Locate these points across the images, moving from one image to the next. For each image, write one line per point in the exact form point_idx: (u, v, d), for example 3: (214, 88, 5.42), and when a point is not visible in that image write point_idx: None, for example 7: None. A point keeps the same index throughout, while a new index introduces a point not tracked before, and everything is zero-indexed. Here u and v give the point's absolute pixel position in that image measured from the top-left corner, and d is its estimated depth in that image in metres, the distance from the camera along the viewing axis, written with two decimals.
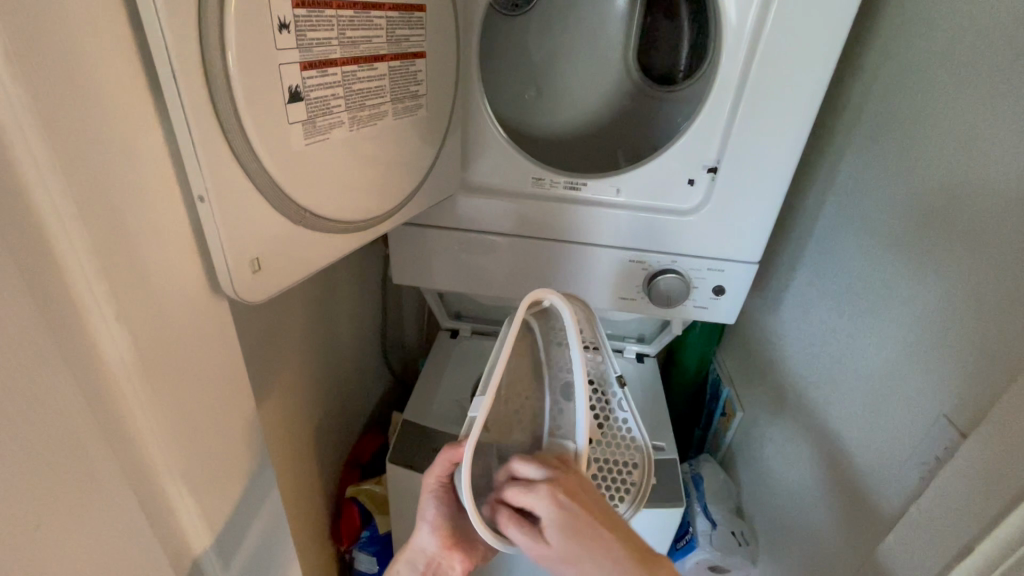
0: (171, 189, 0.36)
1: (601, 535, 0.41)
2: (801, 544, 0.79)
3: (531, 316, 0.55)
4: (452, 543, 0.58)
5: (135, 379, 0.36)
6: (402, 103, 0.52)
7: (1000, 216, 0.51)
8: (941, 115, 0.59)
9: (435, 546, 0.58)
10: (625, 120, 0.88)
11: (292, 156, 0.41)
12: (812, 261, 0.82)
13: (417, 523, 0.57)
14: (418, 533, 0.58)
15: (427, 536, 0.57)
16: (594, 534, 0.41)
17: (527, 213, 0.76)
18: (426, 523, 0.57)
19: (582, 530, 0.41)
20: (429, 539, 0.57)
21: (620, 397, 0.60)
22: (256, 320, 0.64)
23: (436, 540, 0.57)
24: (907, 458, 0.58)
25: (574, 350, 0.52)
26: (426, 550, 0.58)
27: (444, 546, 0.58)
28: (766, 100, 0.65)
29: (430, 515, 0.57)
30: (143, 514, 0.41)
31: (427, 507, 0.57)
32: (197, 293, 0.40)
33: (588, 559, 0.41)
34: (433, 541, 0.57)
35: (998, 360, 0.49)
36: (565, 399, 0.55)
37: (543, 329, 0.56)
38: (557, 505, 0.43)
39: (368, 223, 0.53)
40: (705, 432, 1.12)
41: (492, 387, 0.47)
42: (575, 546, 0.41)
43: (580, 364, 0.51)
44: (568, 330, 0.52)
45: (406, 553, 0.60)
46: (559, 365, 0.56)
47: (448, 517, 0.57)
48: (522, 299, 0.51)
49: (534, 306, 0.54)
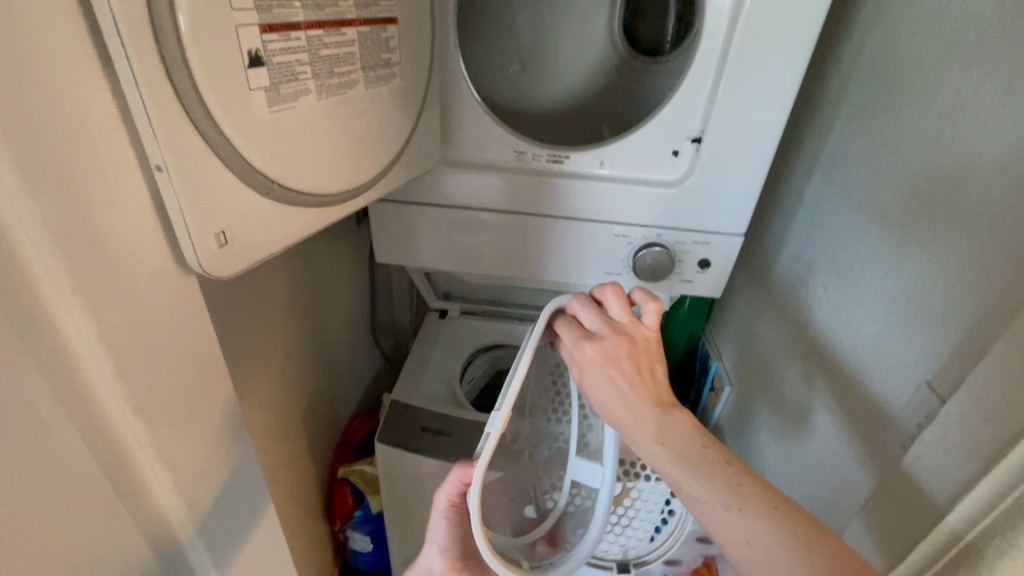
0: (128, 160, 0.35)
1: (624, 396, 0.43)
2: (794, 493, 0.78)
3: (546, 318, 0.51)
4: (459, 565, 0.56)
5: (100, 357, 0.35)
6: (373, 72, 0.51)
7: (981, 181, 0.50)
8: (926, 80, 0.58)
9: (442, 567, 0.56)
10: (611, 93, 0.86)
11: (256, 125, 0.40)
12: (798, 234, 0.81)
13: (425, 544, 0.56)
14: (426, 552, 0.56)
15: (435, 557, 0.56)
16: (619, 390, 0.44)
17: (511, 188, 0.75)
18: (435, 545, 0.56)
19: (610, 385, 0.44)
20: (438, 560, 0.56)
21: None
22: (231, 301, 0.63)
23: (444, 561, 0.56)
24: (891, 424, 0.59)
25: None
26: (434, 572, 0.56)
27: (452, 568, 0.56)
28: (750, 67, 0.63)
29: (439, 537, 0.56)
30: (117, 496, 0.41)
31: (437, 530, 0.56)
32: (162, 270, 0.38)
33: (605, 408, 0.45)
34: (441, 563, 0.56)
35: (981, 328, 0.49)
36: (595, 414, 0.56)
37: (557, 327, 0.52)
38: (594, 358, 0.45)
39: (343, 197, 0.52)
40: (693, 407, 1.13)
41: (507, 402, 0.44)
42: (601, 395, 0.44)
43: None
44: None
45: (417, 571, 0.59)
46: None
47: (457, 540, 0.56)
48: (547, 304, 0.48)
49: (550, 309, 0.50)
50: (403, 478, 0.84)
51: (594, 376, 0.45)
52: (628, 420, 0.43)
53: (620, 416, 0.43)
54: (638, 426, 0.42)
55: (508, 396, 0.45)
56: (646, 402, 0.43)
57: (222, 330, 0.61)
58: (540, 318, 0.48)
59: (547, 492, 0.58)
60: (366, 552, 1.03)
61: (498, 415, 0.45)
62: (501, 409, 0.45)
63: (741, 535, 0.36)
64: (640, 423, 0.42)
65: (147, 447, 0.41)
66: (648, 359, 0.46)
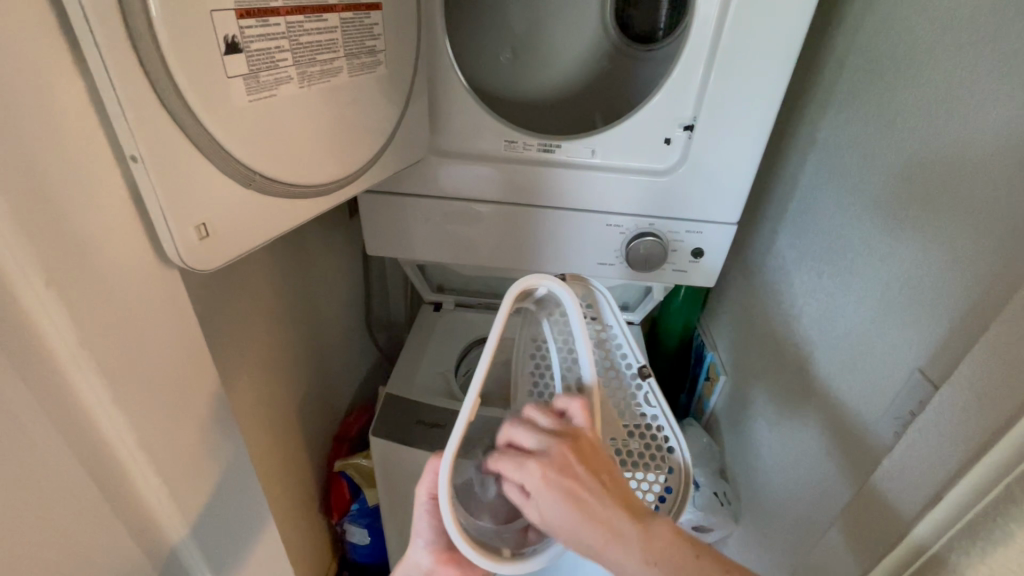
0: (102, 150, 0.34)
1: (589, 510, 0.39)
2: (785, 483, 0.78)
3: (527, 303, 0.54)
4: (446, 558, 0.57)
5: (79, 353, 0.35)
6: (357, 60, 0.50)
7: (976, 166, 0.50)
8: (920, 64, 0.57)
9: (429, 561, 0.57)
10: (603, 81, 0.85)
11: (236, 114, 0.39)
12: (792, 222, 0.81)
13: (411, 539, 0.57)
14: (411, 548, 0.58)
15: (421, 551, 0.57)
16: (583, 508, 0.39)
17: (503, 178, 0.74)
18: (420, 538, 0.57)
19: (572, 507, 0.39)
20: (424, 554, 0.57)
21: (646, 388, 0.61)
22: (215, 296, 0.62)
23: (431, 554, 0.57)
24: (884, 411, 0.58)
25: (579, 330, 0.50)
26: (421, 566, 0.57)
27: (439, 561, 0.57)
28: (742, 52, 0.62)
29: (423, 530, 0.57)
30: (102, 495, 0.40)
31: (420, 524, 0.57)
32: (141, 265, 0.38)
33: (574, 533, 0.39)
34: (428, 557, 0.57)
35: (978, 314, 0.48)
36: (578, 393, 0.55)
37: (542, 309, 0.55)
38: (544, 481, 0.40)
39: (328, 187, 0.51)
40: (688, 397, 1.13)
41: (473, 389, 0.46)
42: (565, 526, 0.39)
43: (585, 340, 0.50)
44: (574, 317, 0.50)
45: (402, 568, 0.59)
46: (560, 338, 0.56)
47: (440, 533, 0.57)
48: (515, 286, 0.48)
49: (529, 294, 0.52)
50: (398, 471, 0.84)
51: (552, 498, 0.39)
52: (604, 539, 0.38)
53: (598, 538, 0.38)
54: (620, 548, 0.37)
55: (474, 382, 0.46)
56: (617, 514, 0.38)
57: (207, 325, 0.61)
58: (509, 298, 0.47)
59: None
60: (364, 545, 1.03)
61: (467, 403, 0.46)
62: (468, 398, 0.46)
63: None
64: (620, 543, 0.37)
65: (133, 445, 0.40)
66: (600, 464, 0.42)
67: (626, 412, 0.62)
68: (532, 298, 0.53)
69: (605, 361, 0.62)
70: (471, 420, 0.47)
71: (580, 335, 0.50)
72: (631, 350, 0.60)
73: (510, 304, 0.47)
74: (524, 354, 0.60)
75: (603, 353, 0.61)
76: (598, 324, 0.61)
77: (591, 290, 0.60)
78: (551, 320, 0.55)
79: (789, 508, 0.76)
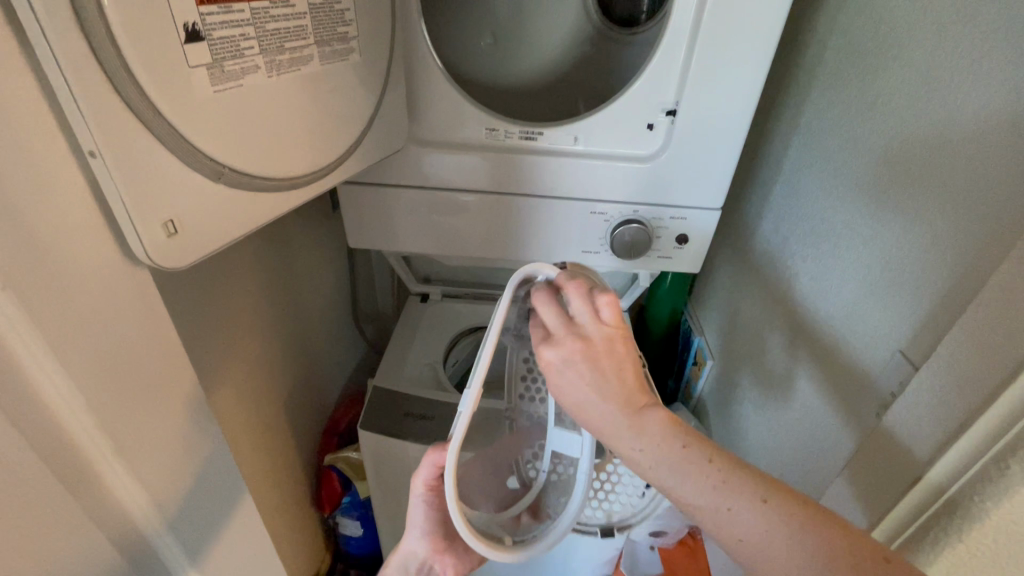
0: (57, 145, 0.32)
1: (593, 407, 0.39)
2: (772, 464, 0.79)
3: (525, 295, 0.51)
4: (442, 546, 0.60)
5: (45, 360, 0.34)
6: (329, 47, 0.49)
7: (956, 148, 0.50)
8: (902, 45, 0.57)
9: (425, 550, 0.60)
10: (585, 66, 0.83)
11: (200, 106, 0.37)
12: (777, 208, 0.80)
13: (406, 529, 0.59)
14: (407, 538, 0.60)
15: (416, 541, 0.59)
16: (583, 401, 0.39)
17: (487, 166, 0.73)
18: (416, 529, 0.59)
19: (574, 397, 0.40)
20: (420, 544, 0.59)
21: None
22: (192, 294, 0.60)
23: (427, 544, 0.60)
24: (867, 392, 0.59)
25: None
26: (417, 554, 0.60)
27: (434, 550, 0.60)
28: (723, 35, 0.62)
29: (419, 522, 0.58)
30: (77, 502, 0.39)
31: (416, 516, 0.59)
32: (108, 264, 0.37)
33: (579, 417, 0.40)
34: (424, 546, 0.59)
35: (952, 294, 0.49)
36: None
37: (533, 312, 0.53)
38: (549, 367, 0.40)
39: (304, 179, 0.50)
40: (677, 383, 1.13)
41: (478, 378, 0.44)
42: (574, 408, 0.40)
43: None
44: None
45: (397, 557, 0.62)
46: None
47: (438, 524, 0.59)
48: (514, 276, 0.45)
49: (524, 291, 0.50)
50: (388, 465, 0.83)
51: (558, 383, 0.40)
52: (606, 431, 0.39)
53: (598, 428, 0.39)
54: (617, 437, 0.39)
55: (477, 374, 0.45)
56: (619, 414, 0.39)
57: (185, 325, 0.60)
58: (507, 289, 0.45)
59: (529, 465, 0.59)
60: (358, 537, 1.03)
61: (471, 394, 0.45)
62: (473, 389, 0.45)
63: (735, 532, 0.35)
64: (617, 434, 0.39)
65: (108, 448, 0.39)
66: (609, 365, 0.39)
67: None
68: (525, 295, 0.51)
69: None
70: (472, 417, 0.46)
71: None
72: None
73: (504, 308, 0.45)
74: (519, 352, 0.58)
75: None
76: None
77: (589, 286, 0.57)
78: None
79: None
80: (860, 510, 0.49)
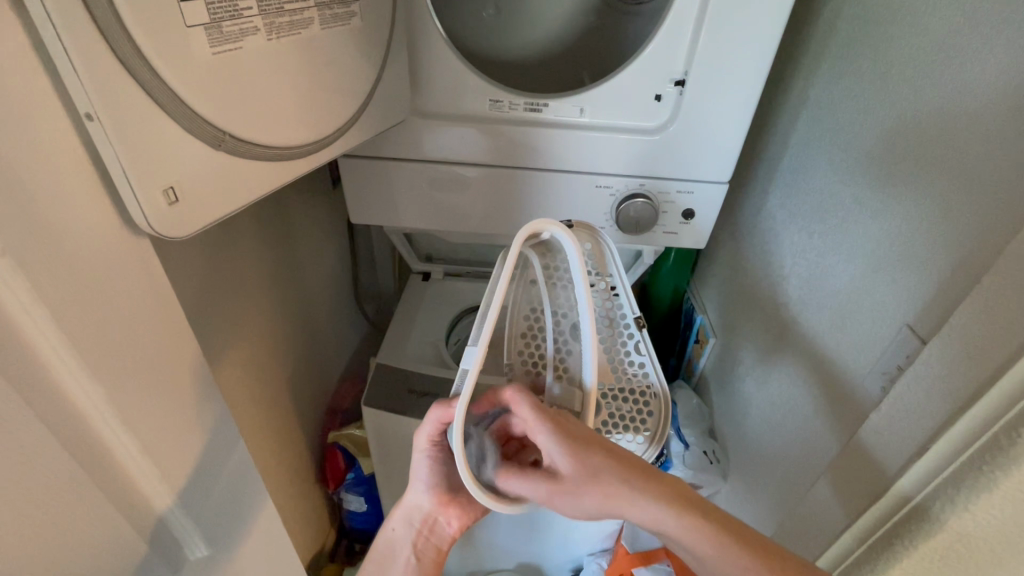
0: (51, 103, 0.31)
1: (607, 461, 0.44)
2: (773, 438, 0.79)
3: (530, 249, 0.51)
4: (445, 499, 0.62)
5: (50, 330, 0.33)
6: (330, 11, 0.47)
7: (967, 118, 0.49)
8: (917, 10, 0.55)
9: (429, 503, 0.62)
10: (591, 36, 0.81)
11: (197, 67, 0.37)
12: (782, 184, 0.80)
13: (410, 484, 0.61)
14: (411, 492, 0.62)
15: (421, 494, 0.61)
16: (605, 466, 0.44)
17: (492, 140, 0.72)
18: (420, 483, 0.61)
19: (586, 453, 0.44)
20: (425, 497, 0.61)
21: (637, 339, 0.60)
22: (189, 267, 0.59)
23: (431, 497, 0.62)
24: (873, 367, 0.59)
25: (580, 286, 0.49)
26: (421, 507, 0.62)
27: (438, 503, 0.62)
28: (734, 4, 0.60)
29: (423, 476, 0.60)
30: (88, 477, 0.39)
31: (420, 470, 0.60)
32: (106, 232, 0.36)
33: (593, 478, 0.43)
34: (428, 499, 0.62)
35: (964, 266, 0.49)
36: (574, 338, 0.55)
37: (544, 263, 0.53)
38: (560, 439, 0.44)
39: (306, 149, 0.49)
40: (679, 360, 1.13)
41: (484, 337, 0.44)
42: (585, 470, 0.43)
43: (586, 299, 0.49)
44: (575, 264, 0.49)
45: (399, 511, 0.63)
46: (559, 301, 0.55)
47: (440, 478, 0.61)
48: (523, 229, 0.45)
49: (532, 239, 0.50)
50: (392, 441, 0.84)
51: (565, 445, 0.44)
52: (624, 485, 0.43)
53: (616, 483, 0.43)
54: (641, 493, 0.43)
55: (484, 332, 0.45)
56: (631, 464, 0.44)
57: (185, 302, 0.59)
58: (517, 241, 0.45)
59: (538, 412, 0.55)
60: (361, 513, 1.04)
61: (475, 352, 0.45)
62: (477, 345, 0.45)
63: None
64: (638, 483, 0.43)
65: (115, 420, 0.39)
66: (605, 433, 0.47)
67: (618, 368, 0.60)
68: (534, 243, 0.51)
69: (604, 315, 0.60)
70: (475, 380, 0.46)
71: (581, 285, 0.49)
72: (628, 302, 0.59)
73: (518, 247, 0.45)
74: (521, 309, 0.57)
75: (603, 308, 0.59)
76: (603, 279, 0.58)
77: (598, 239, 0.57)
78: (551, 282, 0.54)
79: (773, 460, 0.79)
80: (865, 487, 0.48)
